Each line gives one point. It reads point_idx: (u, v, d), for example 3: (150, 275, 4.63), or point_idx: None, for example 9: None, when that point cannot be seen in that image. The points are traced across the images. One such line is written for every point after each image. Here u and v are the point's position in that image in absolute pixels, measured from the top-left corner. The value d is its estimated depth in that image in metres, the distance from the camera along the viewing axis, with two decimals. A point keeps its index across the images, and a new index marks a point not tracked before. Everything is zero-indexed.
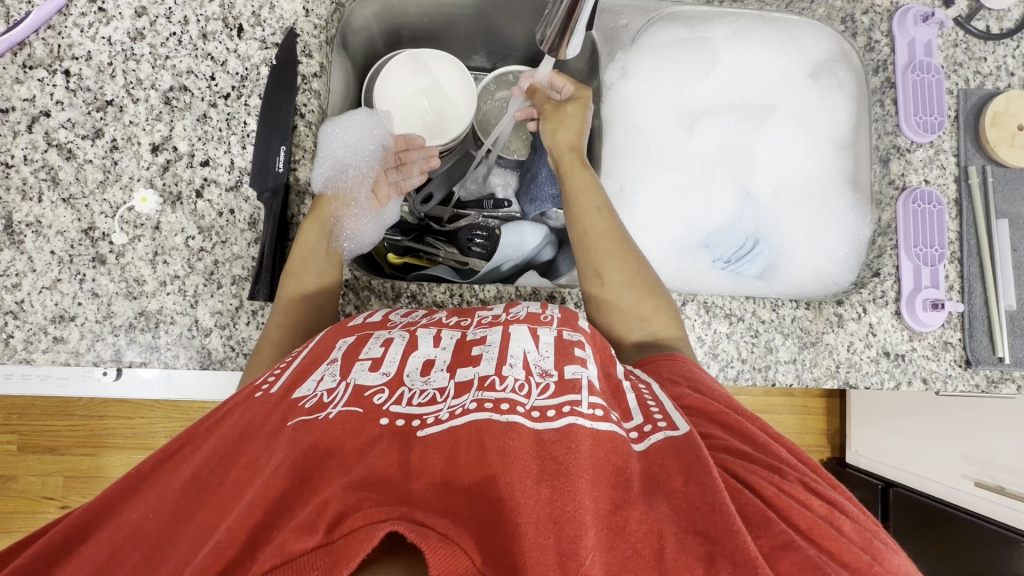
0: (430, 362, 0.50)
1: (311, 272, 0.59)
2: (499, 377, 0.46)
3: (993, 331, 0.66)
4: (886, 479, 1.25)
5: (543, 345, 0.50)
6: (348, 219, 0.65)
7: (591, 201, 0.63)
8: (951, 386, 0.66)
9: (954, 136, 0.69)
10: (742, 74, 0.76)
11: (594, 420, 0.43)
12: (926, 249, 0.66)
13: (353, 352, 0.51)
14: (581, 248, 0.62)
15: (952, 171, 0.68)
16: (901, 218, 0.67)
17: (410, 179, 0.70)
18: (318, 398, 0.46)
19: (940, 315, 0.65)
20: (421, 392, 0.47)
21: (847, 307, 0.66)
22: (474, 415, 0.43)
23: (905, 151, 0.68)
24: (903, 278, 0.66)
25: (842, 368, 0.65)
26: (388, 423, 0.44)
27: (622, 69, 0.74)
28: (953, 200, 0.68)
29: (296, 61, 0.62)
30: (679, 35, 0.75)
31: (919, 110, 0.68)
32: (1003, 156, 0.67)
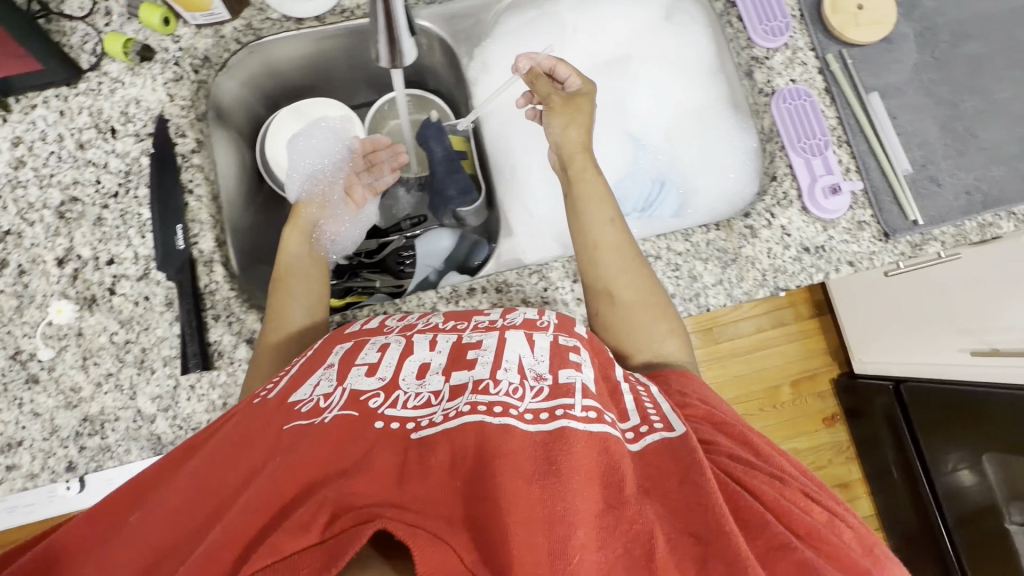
0: (425, 366, 0.52)
1: (298, 276, 0.65)
2: (494, 381, 0.48)
3: (899, 199, 0.67)
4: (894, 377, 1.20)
5: (538, 349, 0.51)
6: (325, 222, 0.73)
7: (603, 210, 0.64)
8: (879, 262, 0.67)
9: (805, 32, 0.71)
10: (600, 37, 0.80)
11: (586, 421, 0.44)
12: (808, 140, 0.68)
13: (349, 359, 0.53)
14: (588, 260, 0.63)
15: (814, 64, 0.71)
16: (779, 119, 0.69)
17: (381, 179, 0.76)
18: (315, 403, 0.48)
19: (843, 198, 0.67)
20: (415, 395, 0.48)
21: (756, 217, 0.67)
22: (468, 418, 0.44)
23: (763, 60, 0.71)
24: (799, 173, 0.67)
25: (768, 275, 0.66)
26: (382, 426, 0.45)
27: (483, 63, 0.78)
28: (824, 89, 0.70)
29: (173, 144, 0.64)
30: (528, 17, 0.79)
31: (763, 19, 0.71)
32: (852, 37, 0.70)
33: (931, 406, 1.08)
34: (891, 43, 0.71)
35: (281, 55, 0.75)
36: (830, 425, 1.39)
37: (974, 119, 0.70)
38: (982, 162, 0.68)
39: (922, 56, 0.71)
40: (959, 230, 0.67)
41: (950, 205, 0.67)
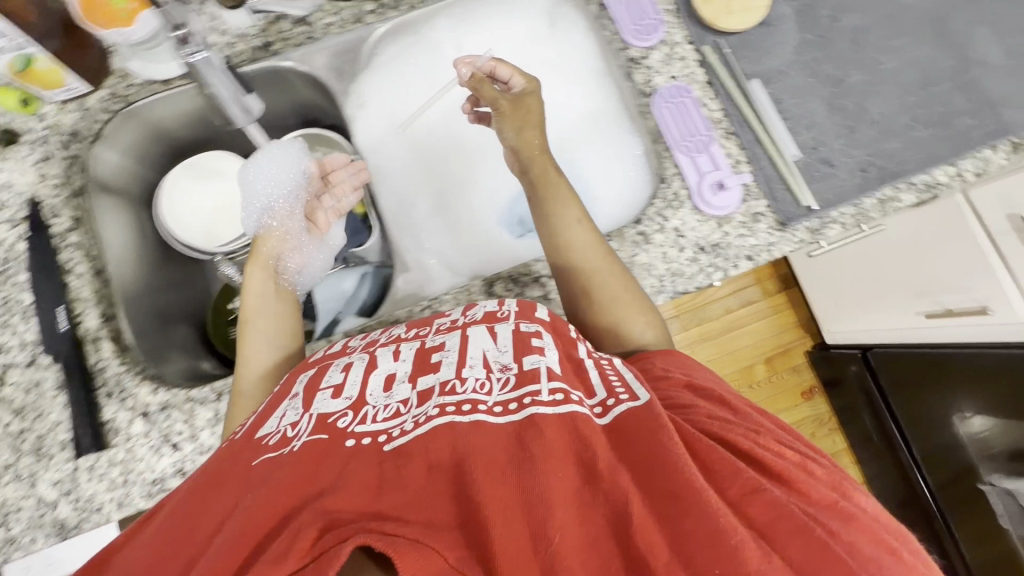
0: (391, 377, 0.54)
1: (273, 318, 0.68)
2: (461, 380, 0.51)
3: (790, 187, 0.71)
4: (862, 343, 1.24)
5: (501, 341, 0.55)
6: (290, 254, 0.74)
7: (569, 211, 0.65)
8: (779, 252, 0.70)
9: (682, 26, 0.76)
10: (486, 52, 0.80)
11: (554, 405, 0.46)
12: (690, 137, 0.72)
13: (315, 386, 0.56)
14: (557, 253, 0.65)
15: (694, 57, 0.75)
16: (661, 120, 0.73)
17: (343, 199, 0.74)
18: (282, 434, 0.49)
19: (731, 193, 0.70)
20: (385, 407, 0.51)
21: (647, 223, 0.71)
22: (437, 420, 0.46)
23: (641, 60, 0.75)
24: (685, 172, 0.71)
25: (666, 279, 0.70)
26: (354, 443, 0.46)
27: (359, 100, 0.80)
28: (705, 82, 0.74)
29: (47, 225, 0.70)
30: (404, 42, 0.79)
31: (634, 20, 0.76)
32: (723, 26, 0.76)
33: (898, 368, 1.12)
34: (770, 26, 0.80)
35: (164, 115, 0.79)
36: (809, 397, 1.45)
37: (865, 93, 0.77)
38: (873, 137, 0.75)
39: (805, 35, 0.79)
40: (859, 209, 0.71)
41: (847, 184, 0.72)
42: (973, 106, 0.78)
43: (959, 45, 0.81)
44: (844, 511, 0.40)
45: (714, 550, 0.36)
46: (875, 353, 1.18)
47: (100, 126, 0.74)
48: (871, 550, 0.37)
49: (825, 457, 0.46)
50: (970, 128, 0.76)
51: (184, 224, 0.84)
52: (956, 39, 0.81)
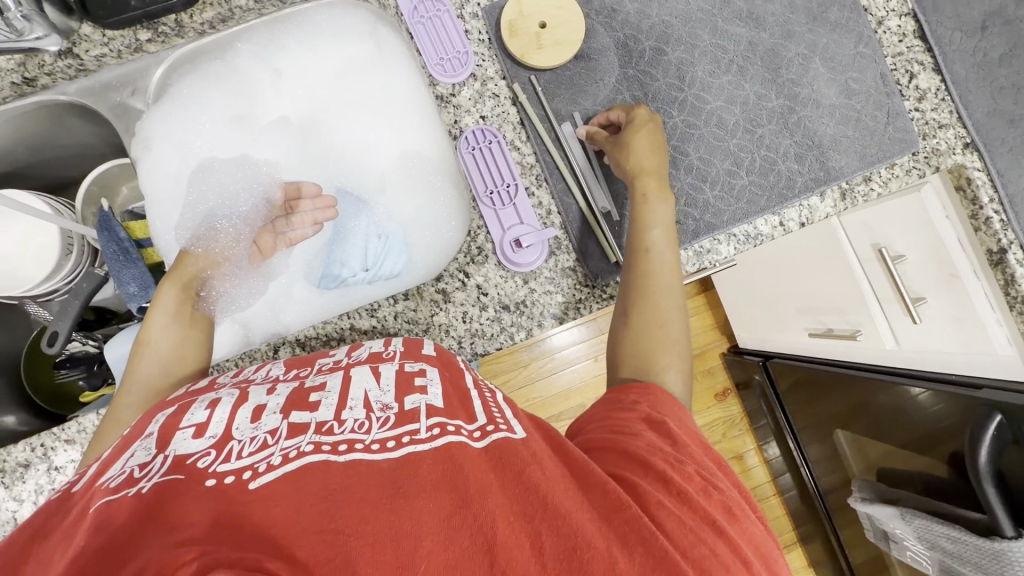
0: (260, 408, 0.48)
1: (170, 337, 0.61)
2: (338, 422, 0.46)
3: (600, 240, 0.68)
4: (764, 353, 1.39)
5: (384, 380, 0.50)
6: (218, 279, 0.68)
7: (652, 233, 0.60)
8: (588, 308, 0.67)
9: (495, 59, 0.69)
10: (296, 87, 0.71)
11: (432, 441, 0.43)
12: (496, 189, 0.68)
13: (173, 424, 0.47)
14: (632, 263, 0.60)
15: (505, 94, 0.69)
16: (467, 165, 0.68)
17: (296, 232, 0.67)
18: (126, 476, 0.41)
19: (532, 249, 0.66)
20: (251, 440, 0.44)
21: (448, 279, 0.67)
22: (310, 457, 0.41)
23: (450, 97, 0.69)
24: (490, 226, 0.67)
25: (466, 341, 0.66)
26: (215, 483, 0.40)
27: (146, 141, 0.71)
28: (517, 122, 0.69)
29: None
30: (204, 70, 0.71)
31: (440, 54, 0.69)
32: (533, 62, 0.67)
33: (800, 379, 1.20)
34: (590, 60, 0.70)
35: None
36: (722, 398, 1.65)
37: (684, 136, 0.70)
38: (690, 186, 0.69)
39: (625, 69, 0.71)
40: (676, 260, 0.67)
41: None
42: (800, 150, 0.71)
43: (788, 80, 0.72)
44: (717, 526, 0.41)
45: (570, 558, 0.36)
46: (776, 364, 1.31)
47: None
48: (710, 533, 0.40)
49: (708, 456, 0.47)
50: (794, 175, 0.70)
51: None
52: (787, 75, 0.72)
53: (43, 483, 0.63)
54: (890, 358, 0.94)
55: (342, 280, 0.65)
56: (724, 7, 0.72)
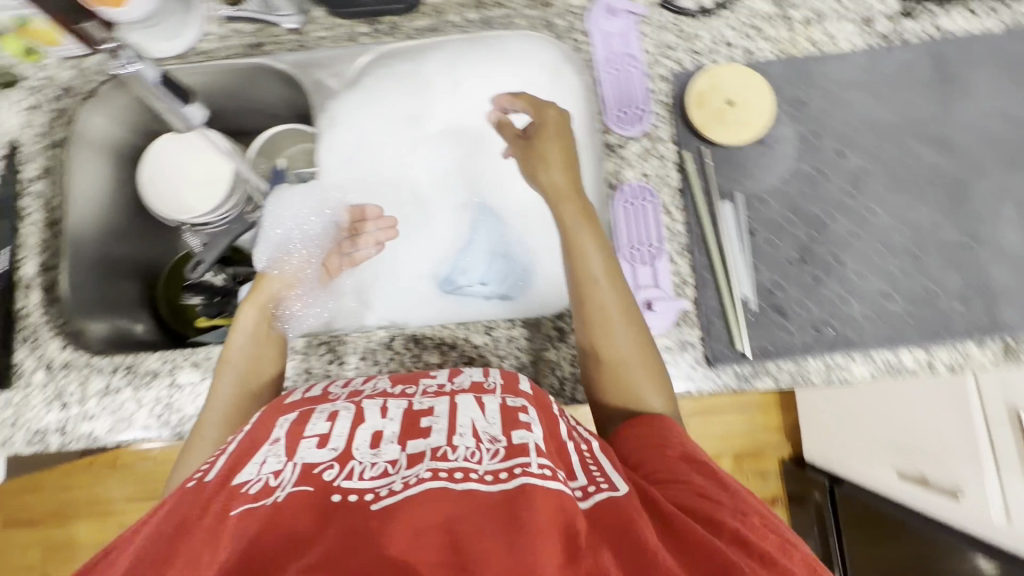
0: (378, 434, 0.50)
1: (248, 357, 0.64)
2: (451, 447, 0.47)
3: (730, 327, 0.65)
4: (831, 474, 1.28)
5: (490, 411, 0.51)
6: (291, 299, 0.71)
7: (591, 257, 0.60)
8: (699, 390, 0.65)
9: (671, 122, 0.70)
10: (463, 99, 0.81)
11: (544, 479, 0.42)
12: (640, 246, 0.68)
13: (298, 430, 0.51)
14: (584, 298, 0.59)
15: (671, 158, 0.69)
16: (617, 215, 0.69)
17: (359, 252, 0.73)
18: (263, 483, 0.45)
19: (659, 315, 0.66)
20: (372, 464, 0.46)
21: (567, 319, 0.68)
22: (429, 483, 0.43)
23: (618, 147, 0.70)
24: (625, 280, 0.67)
25: (567, 383, 0.66)
26: (340, 500, 0.43)
27: (330, 118, 0.79)
28: (677, 189, 0.69)
29: (17, 169, 0.75)
30: (400, 69, 0.78)
31: (621, 105, 0.71)
32: (713, 135, 0.67)
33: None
34: (767, 145, 0.69)
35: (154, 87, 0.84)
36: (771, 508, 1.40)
37: (843, 244, 0.67)
38: (838, 296, 0.66)
39: (801, 162, 0.68)
40: (801, 367, 0.65)
41: (792, 341, 0.65)
42: (967, 292, 0.66)
43: (972, 216, 0.67)
44: None
45: None
46: (844, 492, 1.20)
47: (93, 87, 0.78)
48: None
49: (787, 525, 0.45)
50: (955, 315, 0.65)
51: (156, 187, 0.88)
52: (972, 210, 0.67)
53: (163, 394, 0.69)
54: (995, 531, 0.86)
55: (478, 296, 0.73)
56: (917, 126, 0.69)
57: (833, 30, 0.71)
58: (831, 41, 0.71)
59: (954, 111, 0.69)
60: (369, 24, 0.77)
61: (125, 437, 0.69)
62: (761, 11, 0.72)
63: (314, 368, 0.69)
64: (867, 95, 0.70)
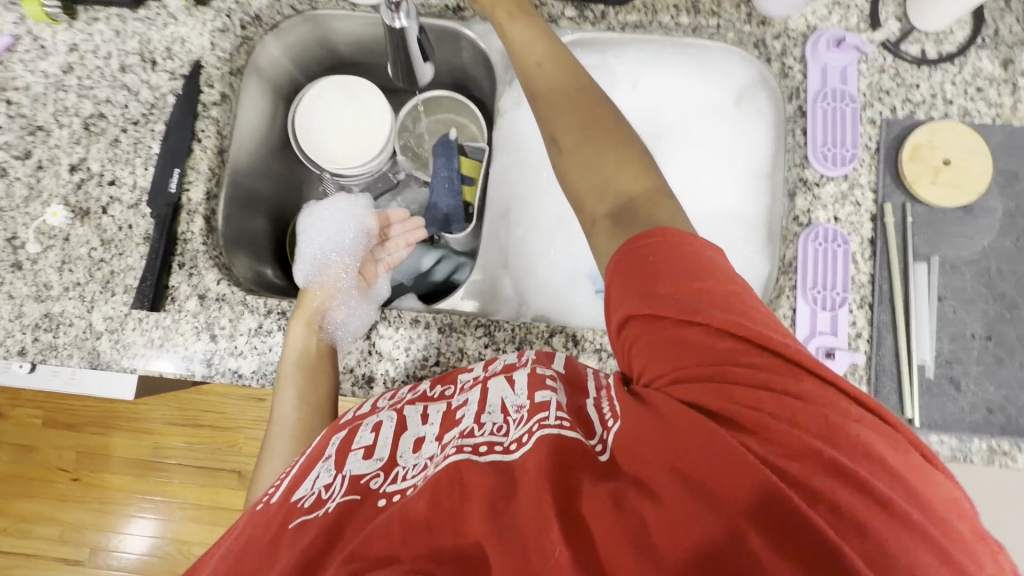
0: (420, 439, 0.54)
1: (307, 374, 0.65)
2: (478, 425, 0.50)
3: (902, 390, 0.64)
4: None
5: (518, 386, 0.52)
6: (334, 309, 0.71)
7: (532, 55, 0.59)
8: None
9: (873, 170, 0.68)
10: (642, 100, 0.80)
11: (561, 429, 0.46)
12: (823, 291, 0.66)
13: (346, 446, 0.55)
14: (543, 111, 0.55)
15: (868, 208, 0.67)
16: (802, 257, 0.66)
17: (395, 254, 0.76)
18: (316, 496, 0.50)
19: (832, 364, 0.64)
20: (414, 466, 0.51)
21: None
22: (454, 457, 0.47)
23: (813, 185, 0.68)
24: (799, 322, 0.65)
25: None
26: (385, 502, 0.48)
27: (517, 98, 0.79)
28: (868, 239, 0.67)
29: (198, 91, 0.73)
30: (588, 60, 0.79)
31: (827, 143, 0.68)
32: (923, 193, 0.65)
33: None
34: (970, 214, 0.66)
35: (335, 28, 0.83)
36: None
37: None
38: (1017, 381, 0.64)
39: (1002, 238, 0.66)
40: (964, 445, 0.63)
41: (962, 417, 0.64)
42: None
43: None
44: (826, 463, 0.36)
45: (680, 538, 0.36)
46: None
47: (280, 19, 0.78)
48: (819, 476, 0.35)
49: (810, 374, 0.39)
50: None
51: (306, 132, 0.85)
52: None
53: None
54: None
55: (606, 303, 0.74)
56: None
57: None
58: None
59: None
60: (576, 9, 0.75)
61: (269, 379, 0.68)
62: (987, 72, 0.69)
63: (469, 349, 0.67)
64: None
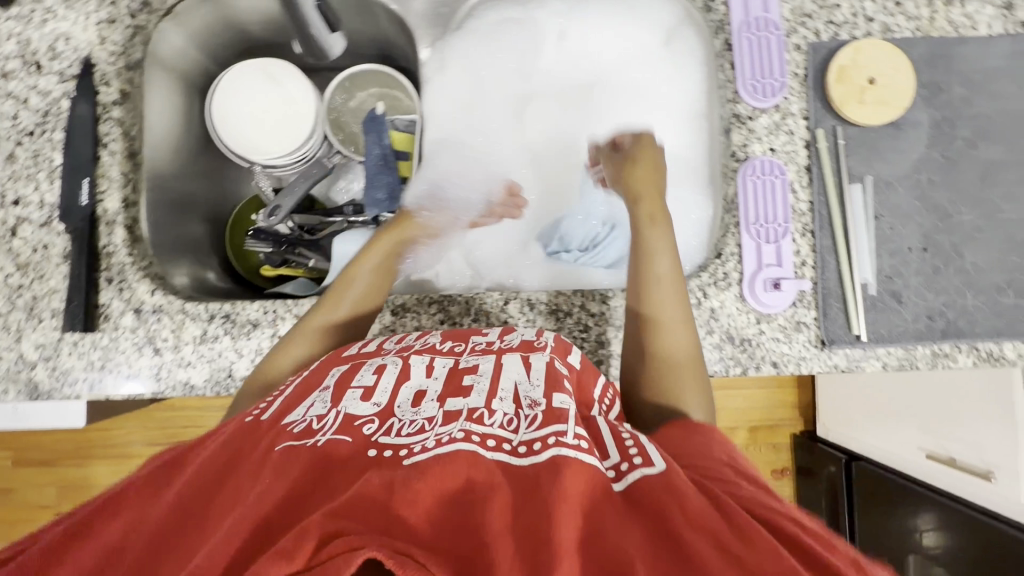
0: (421, 393, 0.53)
1: (353, 325, 0.64)
2: (488, 411, 0.49)
3: (848, 310, 0.66)
4: (849, 451, 1.36)
5: (534, 375, 0.53)
6: (420, 246, 0.72)
7: (653, 180, 0.67)
8: (807, 368, 0.67)
9: (803, 97, 0.68)
10: (573, 54, 0.78)
11: (577, 450, 0.44)
12: (765, 224, 0.66)
13: (346, 381, 0.54)
14: (641, 241, 0.62)
15: (801, 135, 0.68)
16: (742, 192, 0.67)
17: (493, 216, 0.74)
18: (308, 424, 0.49)
19: (782, 294, 0.66)
20: (410, 422, 0.49)
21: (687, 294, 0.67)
22: (460, 445, 0.44)
23: (746, 119, 0.68)
24: (745, 258, 0.66)
25: None
26: (374, 453, 0.45)
27: (440, 60, 0.75)
28: (803, 167, 0.67)
29: (94, 91, 0.67)
30: (511, 13, 0.75)
31: (756, 74, 0.68)
32: (850, 113, 0.66)
33: (883, 489, 1.24)
34: (900, 129, 0.67)
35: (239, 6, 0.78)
36: (778, 477, 1.56)
37: (966, 236, 0.67)
38: (955, 287, 0.66)
39: (931, 149, 0.67)
40: (908, 353, 0.66)
41: (905, 327, 0.66)
42: None
43: None
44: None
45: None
46: (861, 467, 1.30)
47: None
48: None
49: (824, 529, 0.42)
50: None
51: (224, 119, 0.80)
52: None
53: (264, 345, 0.66)
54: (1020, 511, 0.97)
55: (563, 262, 0.73)
56: None
57: (976, 12, 0.69)
58: (970, 24, 0.68)
59: None
60: None
61: (224, 386, 0.66)
62: None
63: (424, 327, 0.66)
64: (1010, 84, 0.67)
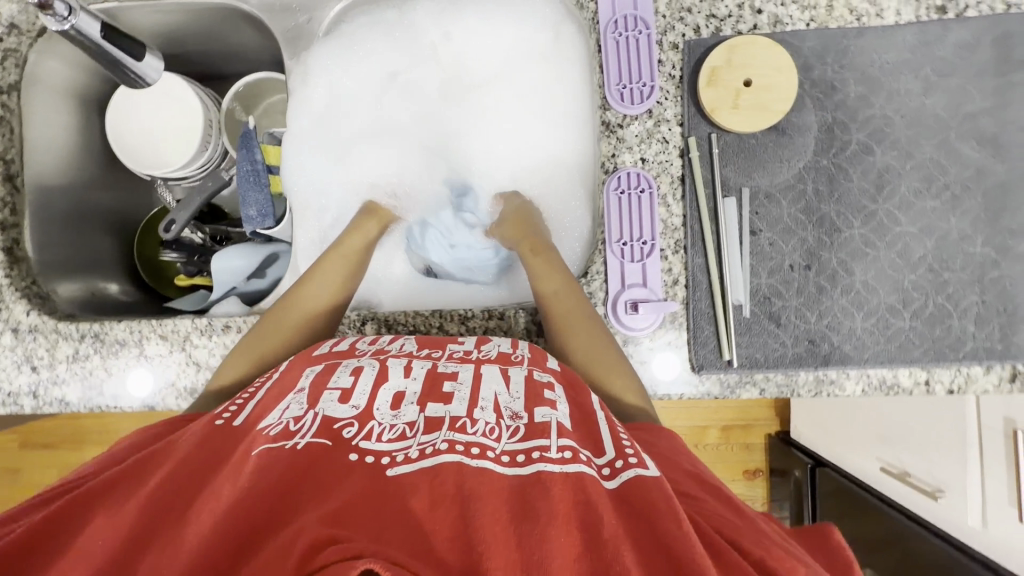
0: (400, 395, 0.47)
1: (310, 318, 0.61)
2: (471, 420, 0.45)
3: (719, 333, 0.61)
4: (817, 456, 1.26)
5: (514, 386, 0.48)
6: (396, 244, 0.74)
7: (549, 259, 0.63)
8: (677, 393, 0.62)
9: (678, 101, 0.63)
10: (459, 52, 0.74)
11: (562, 464, 0.40)
12: (631, 241, 0.62)
13: (321, 380, 0.48)
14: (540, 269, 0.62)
15: (675, 143, 0.63)
16: (608, 207, 0.62)
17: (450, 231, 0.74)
18: (283, 426, 0.44)
19: (644, 316, 0.61)
20: (391, 426, 0.44)
21: None
22: (445, 457, 0.40)
23: (616, 127, 0.63)
24: (609, 277, 0.62)
25: None
26: (357, 459, 0.41)
27: (303, 73, 0.72)
28: (677, 178, 0.62)
29: None
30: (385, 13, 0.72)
31: (624, 79, 0.63)
32: (722, 120, 0.60)
33: (845, 499, 1.16)
34: (785, 135, 0.61)
35: None
36: (750, 477, 1.45)
37: (856, 251, 0.61)
38: (841, 309, 0.60)
39: (819, 157, 0.61)
40: (789, 379, 0.61)
41: (783, 352, 0.60)
42: (984, 312, 0.59)
43: (1006, 229, 0.60)
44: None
45: None
46: (824, 473, 1.21)
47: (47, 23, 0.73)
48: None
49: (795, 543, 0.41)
50: (966, 336, 0.59)
51: (118, 136, 0.81)
52: (1008, 223, 0.60)
53: (130, 364, 0.67)
54: (967, 534, 0.89)
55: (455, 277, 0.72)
56: (967, 121, 0.60)
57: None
58: (877, 12, 0.62)
59: (1011, 106, 0.60)
60: None
61: (95, 403, 0.68)
62: None
63: None
64: (911, 80, 0.61)
